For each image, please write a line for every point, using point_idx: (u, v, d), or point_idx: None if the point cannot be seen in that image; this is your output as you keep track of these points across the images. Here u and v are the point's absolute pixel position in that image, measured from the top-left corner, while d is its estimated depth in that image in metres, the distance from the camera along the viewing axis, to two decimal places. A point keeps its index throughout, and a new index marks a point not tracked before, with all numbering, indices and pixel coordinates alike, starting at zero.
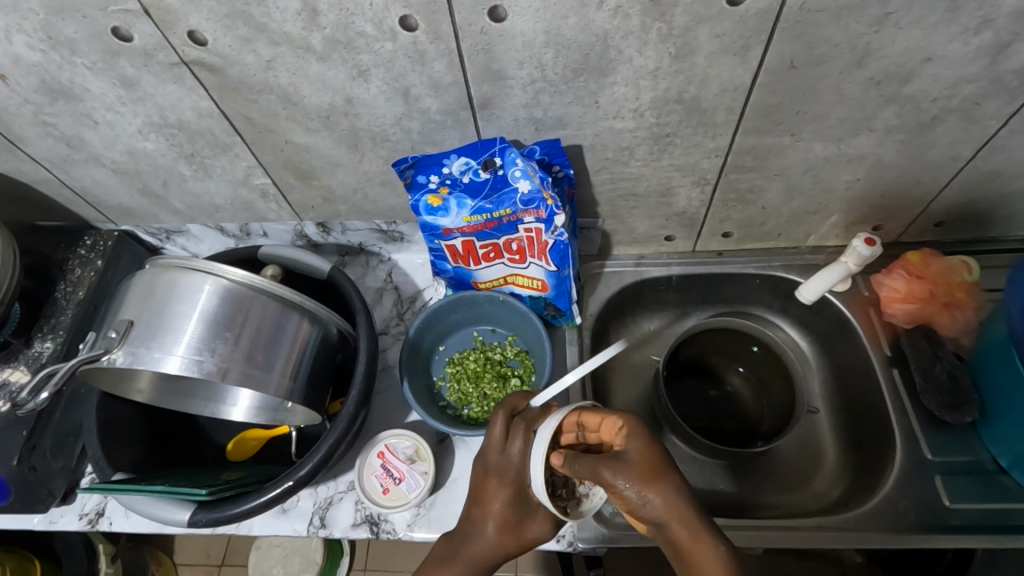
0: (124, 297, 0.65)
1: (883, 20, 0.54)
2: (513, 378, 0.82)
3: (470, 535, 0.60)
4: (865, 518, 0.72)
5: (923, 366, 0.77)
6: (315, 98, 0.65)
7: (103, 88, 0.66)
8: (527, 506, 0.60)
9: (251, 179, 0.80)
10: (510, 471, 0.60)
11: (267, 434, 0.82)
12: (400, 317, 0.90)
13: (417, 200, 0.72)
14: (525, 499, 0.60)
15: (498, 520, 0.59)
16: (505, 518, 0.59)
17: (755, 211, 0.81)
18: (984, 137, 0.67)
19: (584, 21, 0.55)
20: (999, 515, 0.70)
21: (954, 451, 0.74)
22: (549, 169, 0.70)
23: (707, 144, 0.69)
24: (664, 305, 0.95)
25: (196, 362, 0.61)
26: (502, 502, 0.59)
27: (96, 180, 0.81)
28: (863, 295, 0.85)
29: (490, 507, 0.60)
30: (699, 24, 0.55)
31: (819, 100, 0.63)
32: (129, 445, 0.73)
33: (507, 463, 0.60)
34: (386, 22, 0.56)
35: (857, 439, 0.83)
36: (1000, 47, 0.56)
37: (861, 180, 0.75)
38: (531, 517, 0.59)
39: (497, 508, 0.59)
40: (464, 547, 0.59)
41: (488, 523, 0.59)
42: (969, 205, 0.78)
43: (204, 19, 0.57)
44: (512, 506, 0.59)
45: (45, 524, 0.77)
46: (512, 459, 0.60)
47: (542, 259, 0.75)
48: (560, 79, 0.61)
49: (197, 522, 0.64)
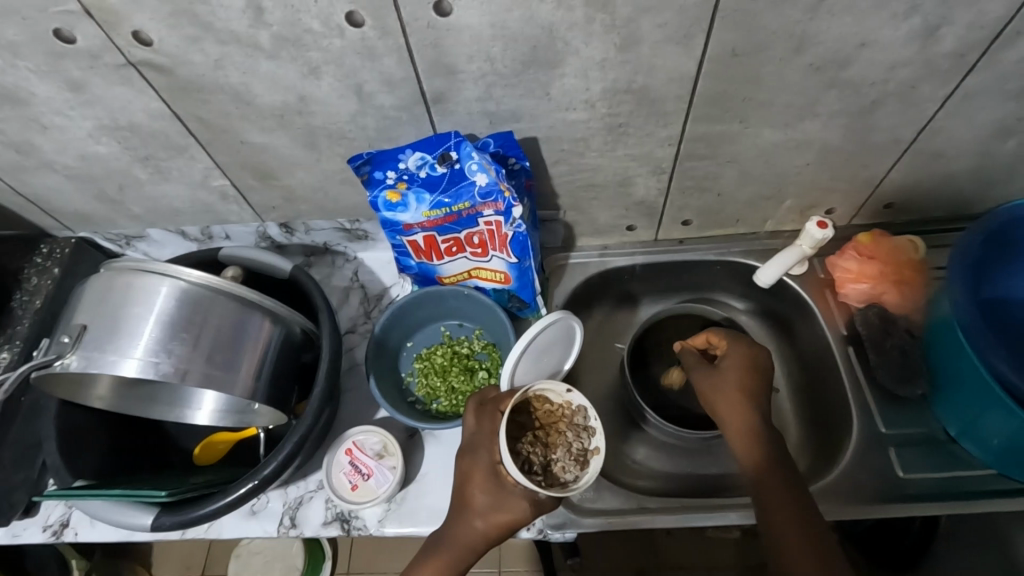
0: (78, 302, 0.64)
1: (817, 7, 0.56)
2: (481, 370, 0.83)
3: (456, 519, 0.63)
4: (826, 492, 0.73)
5: (878, 343, 0.81)
6: (267, 97, 0.65)
7: (49, 92, 0.65)
8: (502, 485, 0.62)
9: (209, 181, 0.79)
10: (485, 449, 0.64)
11: (235, 437, 0.81)
12: (366, 316, 0.90)
13: (375, 196, 0.72)
14: (499, 477, 0.63)
15: (480, 500, 0.63)
16: (484, 498, 0.62)
17: (712, 198, 0.83)
18: (923, 119, 0.69)
19: (529, 13, 0.56)
20: (951, 484, 0.72)
21: (907, 425, 0.77)
22: (505, 161, 0.71)
23: (659, 133, 0.71)
24: (629, 294, 0.97)
25: (153, 365, 0.61)
26: (480, 481, 0.63)
27: (49, 187, 0.80)
28: (819, 277, 0.88)
29: (472, 487, 0.63)
30: (640, 14, 0.56)
31: (763, 87, 0.65)
32: (90, 454, 0.72)
33: (481, 440, 0.65)
34: (332, 18, 0.56)
35: (818, 416, 0.85)
36: (929, 30, 0.58)
37: (811, 165, 0.77)
38: (506, 500, 0.62)
39: (477, 488, 0.63)
40: (452, 530, 0.63)
41: (471, 503, 0.63)
42: (915, 187, 0.81)
43: (148, 19, 0.56)
44: (487, 483, 0.63)
45: (9, 538, 0.76)
46: (485, 437, 0.65)
47: (504, 252, 0.76)
48: (510, 72, 0.62)
49: (162, 526, 0.64)
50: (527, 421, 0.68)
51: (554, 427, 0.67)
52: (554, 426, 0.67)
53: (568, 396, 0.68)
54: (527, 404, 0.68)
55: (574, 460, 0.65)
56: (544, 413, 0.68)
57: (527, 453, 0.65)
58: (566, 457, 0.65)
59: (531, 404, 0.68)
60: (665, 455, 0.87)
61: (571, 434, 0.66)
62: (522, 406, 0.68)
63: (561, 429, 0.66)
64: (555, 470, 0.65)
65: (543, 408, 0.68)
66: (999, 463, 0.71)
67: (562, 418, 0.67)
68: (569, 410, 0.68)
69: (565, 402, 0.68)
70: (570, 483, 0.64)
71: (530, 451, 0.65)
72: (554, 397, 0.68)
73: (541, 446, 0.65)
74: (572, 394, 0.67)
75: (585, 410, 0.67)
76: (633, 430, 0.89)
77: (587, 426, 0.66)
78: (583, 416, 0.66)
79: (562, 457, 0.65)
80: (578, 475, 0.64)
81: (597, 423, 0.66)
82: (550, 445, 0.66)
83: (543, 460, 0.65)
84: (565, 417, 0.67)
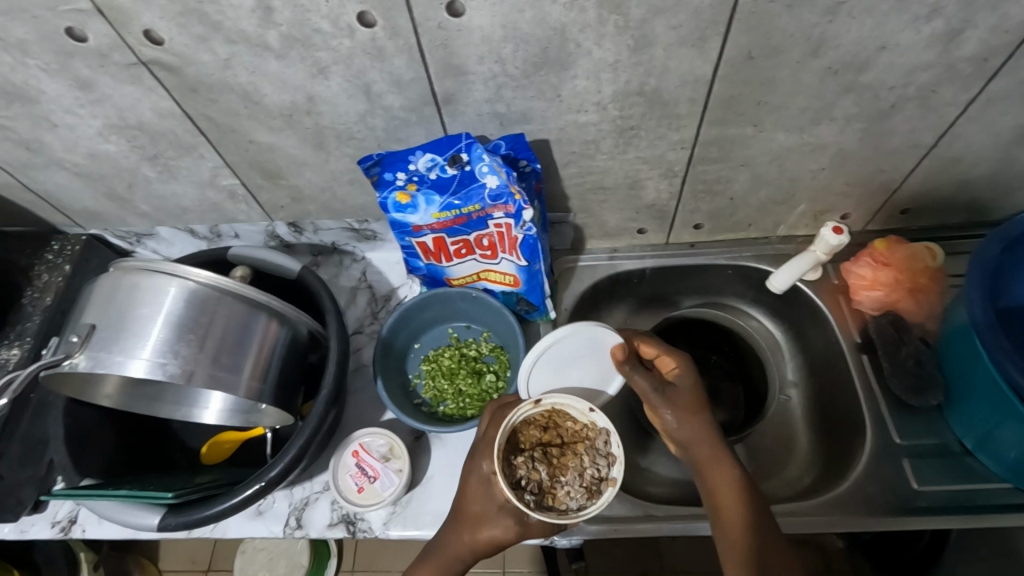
0: (87, 301, 0.64)
1: (836, 10, 0.55)
2: (489, 374, 0.82)
3: (450, 528, 0.64)
4: (836, 502, 0.72)
5: (890, 351, 0.78)
6: (276, 97, 0.64)
7: (60, 90, 0.65)
8: (492, 497, 0.63)
9: (218, 180, 0.79)
10: (483, 458, 0.65)
11: (241, 436, 0.81)
12: (374, 317, 0.90)
13: (385, 197, 0.71)
14: (491, 488, 0.63)
15: (473, 509, 0.64)
16: (475, 507, 0.64)
17: (723, 202, 0.82)
18: (943, 124, 0.68)
19: (540, 15, 0.55)
20: (964, 496, 0.71)
21: (921, 434, 0.76)
22: (516, 164, 0.70)
23: (671, 136, 0.70)
24: (638, 298, 0.96)
25: (161, 366, 0.61)
26: (474, 490, 0.64)
27: (59, 184, 0.80)
28: (833, 283, 0.86)
29: (467, 496, 0.64)
30: (653, 16, 0.55)
31: (778, 90, 0.64)
32: (97, 452, 0.72)
33: (485, 449, 0.65)
34: (343, 18, 0.55)
35: (828, 424, 0.84)
36: (951, 34, 0.57)
37: (824, 169, 0.76)
38: (494, 514, 0.62)
39: (472, 498, 0.64)
40: (443, 537, 0.64)
41: (465, 513, 0.64)
42: (933, 192, 0.80)
43: (156, 18, 0.56)
44: (480, 493, 0.64)
45: (17, 533, 0.77)
46: (486, 446, 0.65)
47: (513, 255, 0.75)
48: (520, 73, 0.61)
49: (166, 527, 0.64)
50: (543, 435, 0.66)
51: (571, 448, 0.66)
52: (572, 447, 0.66)
53: (591, 416, 0.66)
54: (549, 418, 0.68)
55: (583, 489, 0.63)
56: (566, 432, 0.67)
57: (531, 469, 0.64)
58: (575, 483, 0.63)
59: (554, 420, 0.67)
60: (671, 461, 0.86)
61: (586, 459, 0.64)
62: (544, 421, 0.67)
63: (577, 452, 0.65)
64: (558, 493, 0.63)
65: (564, 425, 0.67)
66: (1013, 477, 0.70)
67: (582, 439, 0.66)
68: (591, 432, 0.66)
69: (587, 422, 0.66)
70: (571, 510, 0.62)
71: (537, 468, 0.64)
72: (576, 415, 0.67)
73: (551, 465, 0.64)
74: (595, 415, 0.66)
75: (608, 435, 0.65)
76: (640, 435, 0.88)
77: (607, 453, 0.64)
78: (604, 442, 0.65)
79: (571, 482, 0.63)
80: (582, 504, 0.62)
81: (617, 451, 0.63)
82: (562, 466, 0.65)
83: (548, 480, 0.64)
84: (586, 438, 0.66)
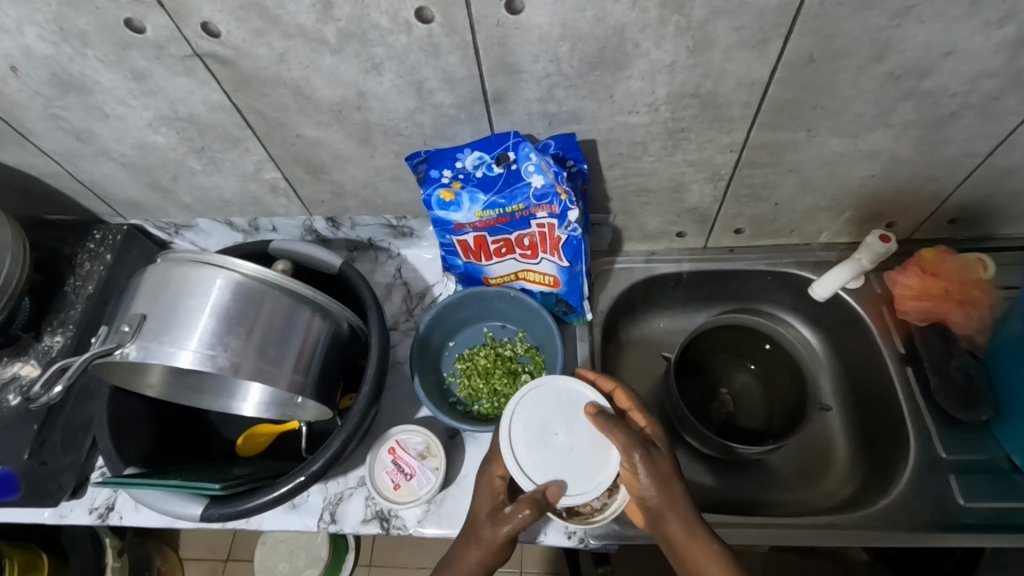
0: (137, 292, 0.65)
1: (905, 13, 0.53)
2: (524, 374, 0.82)
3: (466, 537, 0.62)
4: (878, 516, 0.71)
5: (936, 363, 0.77)
6: (327, 92, 0.64)
7: (114, 81, 0.65)
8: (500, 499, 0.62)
9: (261, 174, 0.79)
10: (489, 463, 0.65)
11: (277, 429, 0.81)
12: (409, 313, 0.90)
13: (429, 195, 0.71)
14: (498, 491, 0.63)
15: (482, 512, 0.62)
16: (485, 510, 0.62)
17: (767, 207, 0.80)
18: (1002, 133, 0.66)
19: (601, 14, 0.54)
20: (1012, 514, 0.69)
21: (968, 450, 0.74)
22: (563, 164, 0.70)
23: (721, 139, 0.69)
24: (673, 302, 0.95)
25: (209, 358, 0.61)
26: (483, 494, 0.63)
27: (105, 174, 0.81)
28: (876, 293, 0.85)
29: (476, 501, 0.63)
30: (716, 17, 0.54)
31: (837, 94, 0.62)
32: (138, 439, 0.73)
33: (495, 453, 0.66)
34: (401, 14, 0.55)
35: (869, 435, 0.83)
36: (1021, 41, 0.56)
37: (875, 177, 0.74)
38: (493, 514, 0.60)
39: (481, 502, 0.63)
40: (455, 548, 0.61)
41: (476, 520, 0.62)
42: (985, 203, 0.78)
43: (217, 11, 0.56)
44: (489, 496, 0.63)
45: (56, 518, 0.78)
46: (492, 452, 0.66)
47: (555, 255, 0.75)
48: (574, 73, 0.61)
49: (210, 517, 0.65)
50: None
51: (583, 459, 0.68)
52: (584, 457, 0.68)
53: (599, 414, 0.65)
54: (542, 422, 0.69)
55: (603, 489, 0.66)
56: None
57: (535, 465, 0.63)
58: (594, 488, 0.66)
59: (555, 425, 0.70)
60: (703, 469, 0.84)
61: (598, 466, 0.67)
62: None
63: None
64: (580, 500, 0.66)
65: None
66: None
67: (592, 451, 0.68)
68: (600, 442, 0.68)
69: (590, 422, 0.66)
70: (596, 512, 0.65)
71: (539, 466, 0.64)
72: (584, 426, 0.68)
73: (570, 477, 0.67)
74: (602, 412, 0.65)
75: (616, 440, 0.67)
76: (671, 440, 0.87)
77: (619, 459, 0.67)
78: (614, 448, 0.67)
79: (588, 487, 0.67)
80: (606, 503, 0.65)
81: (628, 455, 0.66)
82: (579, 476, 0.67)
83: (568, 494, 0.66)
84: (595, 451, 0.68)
